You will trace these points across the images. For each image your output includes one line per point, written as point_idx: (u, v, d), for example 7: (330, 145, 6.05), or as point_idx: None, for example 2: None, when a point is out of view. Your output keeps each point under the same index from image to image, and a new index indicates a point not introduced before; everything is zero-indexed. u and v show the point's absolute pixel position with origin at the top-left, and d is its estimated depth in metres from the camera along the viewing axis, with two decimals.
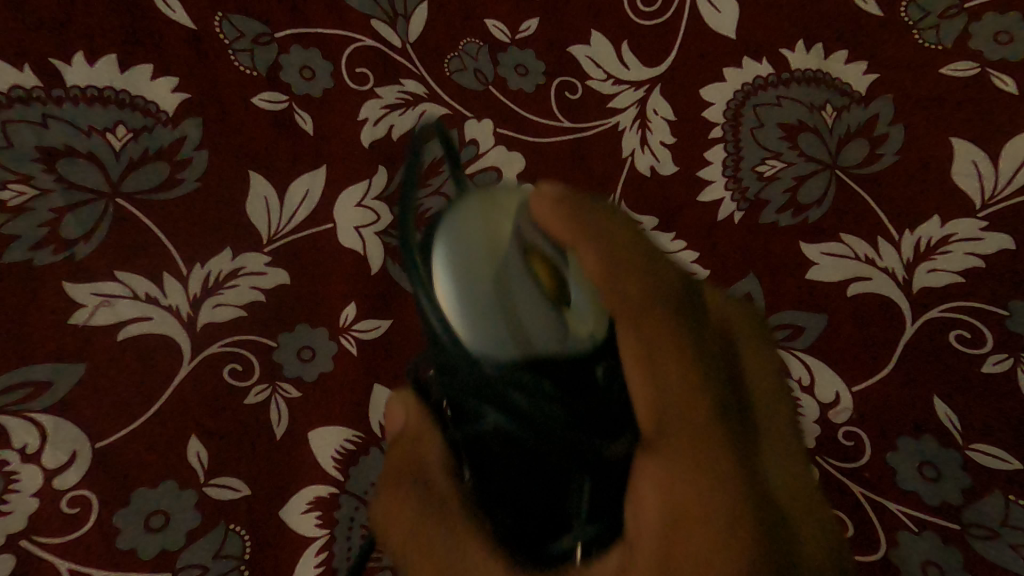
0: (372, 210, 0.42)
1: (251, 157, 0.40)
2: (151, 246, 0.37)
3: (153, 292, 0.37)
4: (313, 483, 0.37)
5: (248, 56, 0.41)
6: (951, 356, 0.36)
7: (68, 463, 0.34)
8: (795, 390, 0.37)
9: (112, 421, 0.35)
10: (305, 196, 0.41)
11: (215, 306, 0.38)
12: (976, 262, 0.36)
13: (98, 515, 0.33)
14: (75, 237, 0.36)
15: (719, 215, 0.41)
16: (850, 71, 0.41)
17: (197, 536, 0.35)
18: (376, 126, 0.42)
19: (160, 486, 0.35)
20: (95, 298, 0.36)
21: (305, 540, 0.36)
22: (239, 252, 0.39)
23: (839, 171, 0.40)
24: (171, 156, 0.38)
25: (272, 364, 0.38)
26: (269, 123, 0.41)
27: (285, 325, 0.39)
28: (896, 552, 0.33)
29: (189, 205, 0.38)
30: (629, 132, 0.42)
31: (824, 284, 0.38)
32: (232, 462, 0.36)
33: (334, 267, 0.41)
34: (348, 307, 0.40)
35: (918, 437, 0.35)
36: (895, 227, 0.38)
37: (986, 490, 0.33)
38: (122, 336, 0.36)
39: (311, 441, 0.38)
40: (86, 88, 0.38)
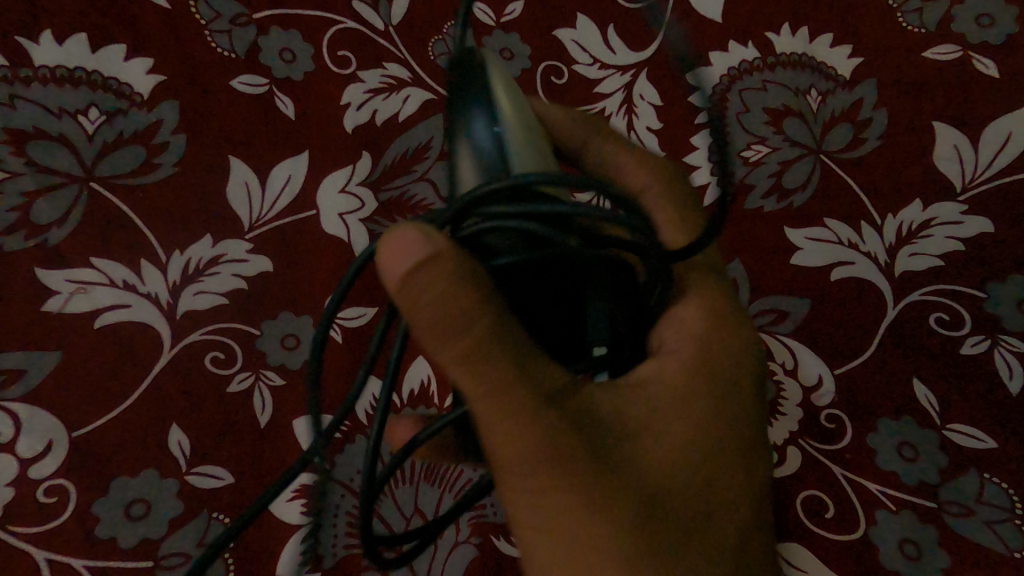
0: (356, 197, 0.41)
1: (231, 142, 0.39)
2: (127, 233, 0.36)
3: (130, 279, 0.36)
4: (297, 471, 0.37)
5: (226, 37, 0.40)
6: (930, 338, 0.36)
7: (45, 452, 0.33)
8: (778, 374, 0.37)
9: (88, 410, 0.34)
10: (287, 182, 0.40)
11: (194, 293, 0.37)
12: (956, 245, 0.37)
13: (75, 505, 0.33)
14: (48, 223, 0.35)
15: (705, 200, 0.40)
16: (835, 55, 0.41)
17: (179, 525, 0.34)
18: (359, 111, 0.42)
19: (141, 475, 0.34)
20: (71, 285, 0.35)
21: (289, 527, 0.36)
22: (219, 239, 0.38)
23: (824, 155, 0.40)
24: (146, 141, 0.38)
25: (254, 352, 0.38)
26: (248, 107, 0.40)
27: (268, 313, 0.39)
28: (874, 530, 0.34)
29: (166, 190, 0.38)
30: (615, 116, 0.41)
31: (808, 269, 0.38)
32: (214, 451, 0.36)
33: (318, 254, 0.40)
34: (332, 295, 0.40)
35: (898, 419, 0.35)
36: (877, 212, 0.38)
37: (961, 469, 0.34)
38: (99, 324, 0.35)
39: (295, 429, 0.37)
40: (55, 69, 0.37)
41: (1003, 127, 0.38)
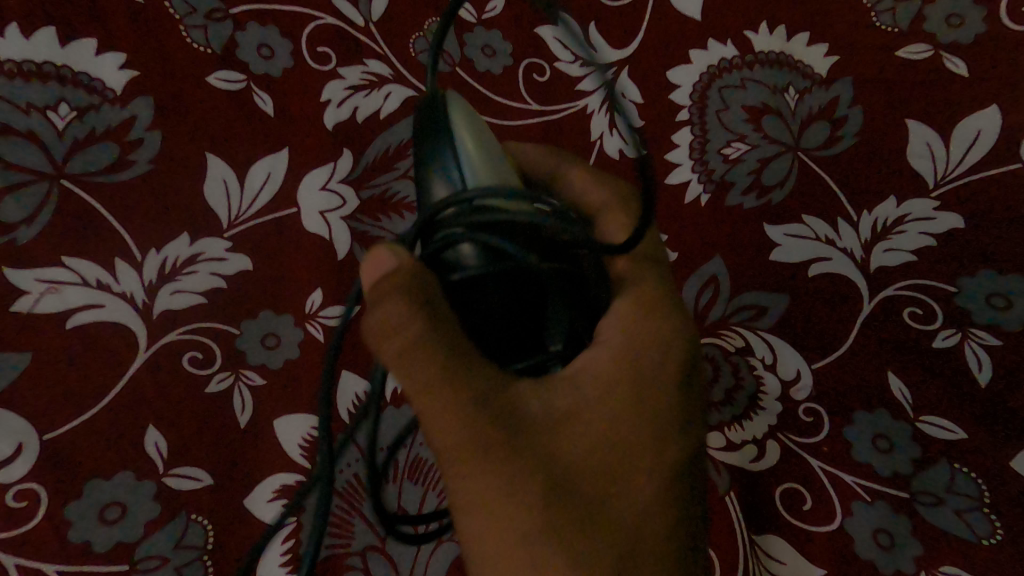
0: (336, 194, 0.41)
1: (208, 139, 0.39)
2: (99, 231, 0.36)
3: (105, 279, 0.36)
4: (279, 471, 0.36)
5: (202, 33, 0.40)
6: (904, 332, 0.37)
7: (14, 456, 0.32)
8: (758, 369, 0.38)
9: (61, 413, 0.33)
10: (266, 179, 0.40)
11: (172, 292, 0.37)
12: (928, 241, 0.37)
13: (48, 509, 0.32)
14: (18, 222, 0.35)
15: (686, 198, 0.41)
16: (812, 54, 0.42)
17: (157, 527, 0.34)
18: (340, 108, 0.41)
19: (116, 477, 0.34)
20: (41, 284, 0.34)
21: (269, 528, 0.35)
22: (197, 237, 0.38)
23: (802, 152, 0.40)
24: (120, 137, 0.37)
25: (233, 351, 0.37)
26: (225, 103, 0.39)
27: (247, 312, 0.38)
28: (849, 520, 0.34)
29: (141, 188, 0.37)
30: (598, 114, 0.42)
31: (787, 265, 0.39)
32: (192, 452, 0.35)
33: (298, 251, 0.40)
34: (313, 293, 0.39)
35: (873, 411, 0.36)
36: (853, 208, 0.39)
37: (933, 459, 0.35)
38: (72, 324, 0.35)
39: (275, 428, 0.37)
40: (23, 64, 0.36)
41: (973, 124, 0.38)
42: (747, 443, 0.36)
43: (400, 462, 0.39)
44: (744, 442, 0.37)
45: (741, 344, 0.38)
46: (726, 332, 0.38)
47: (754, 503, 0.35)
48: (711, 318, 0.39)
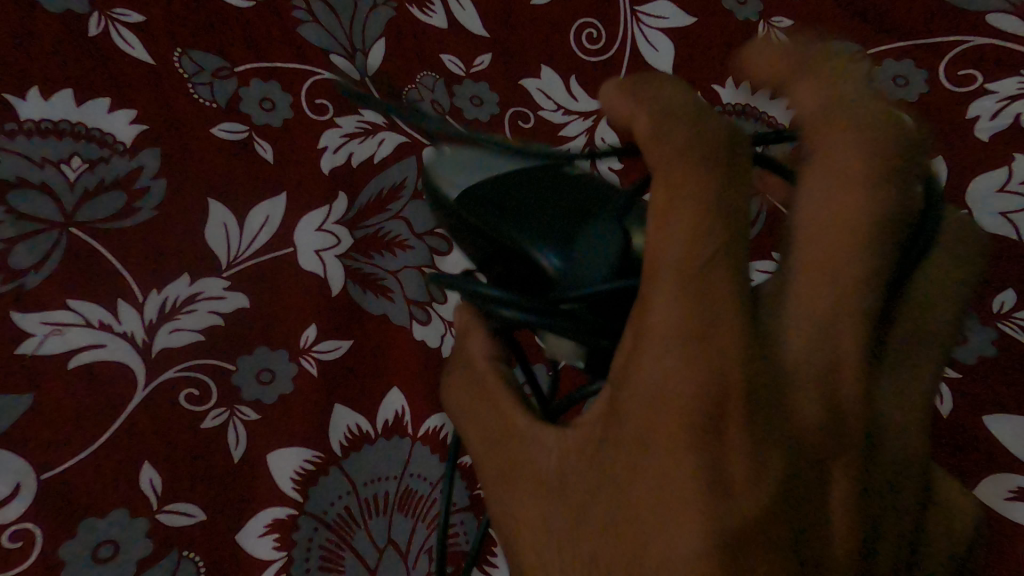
0: (332, 234, 0.44)
1: (212, 186, 0.41)
2: (103, 275, 0.38)
3: (107, 319, 0.37)
4: (271, 505, 0.38)
5: (207, 88, 0.42)
6: None
7: (11, 496, 0.33)
8: None
9: (58, 453, 0.34)
10: (265, 221, 0.42)
11: (171, 331, 0.39)
12: None
13: (44, 549, 0.33)
14: (26, 267, 0.36)
15: None
16: (775, 105, 0.45)
17: (149, 564, 0.35)
18: (335, 153, 0.45)
19: (110, 515, 0.35)
20: (46, 326, 0.36)
21: (260, 563, 0.37)
22: (197, 278, 0.40)
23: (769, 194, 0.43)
24: (127, 186, 0.39)
25: (229, 388, 0.39)
26: (227, 153, 0.42)
27: (243, 348, 0.40)
28: None
29: (146, 232, 0.39)
30: None
31: None
32: (187, 487, 0.36)
33: (296, 290, 0.43)
34: (307, 330, 0.42)
35: None
36: None
37: None
38: (75, 364, 0.36)
39: (268, 462, 0.39)
40: (41, 122, 0.38)
41: None
42: None
43: (390, 495, 0.41)
44: None
45: None
46: None
47: None
48: None
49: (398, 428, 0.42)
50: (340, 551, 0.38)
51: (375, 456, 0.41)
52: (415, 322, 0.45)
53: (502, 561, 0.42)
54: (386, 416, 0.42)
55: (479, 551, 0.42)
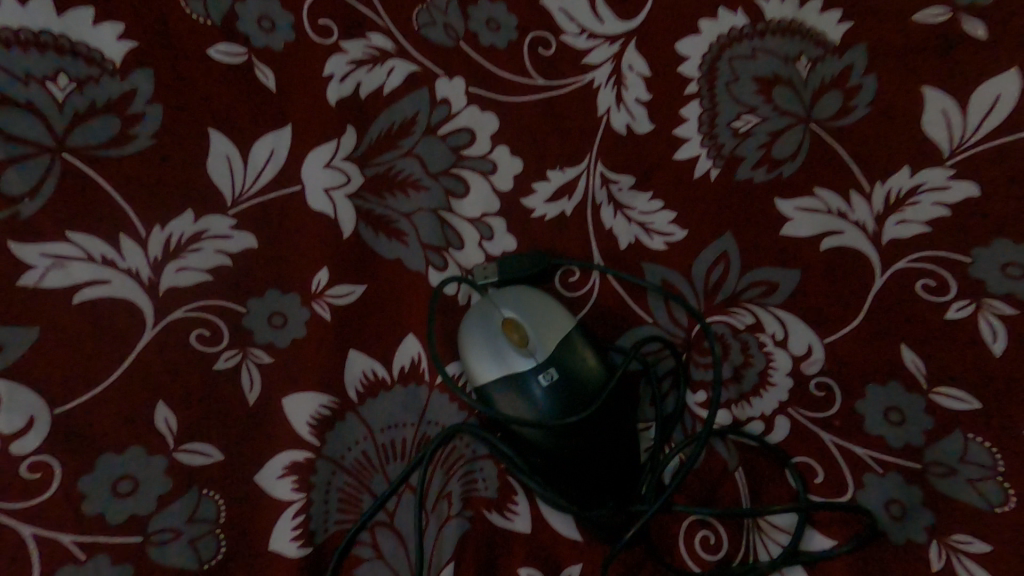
0: (341, 172, 0.42)
1: (212, 113, 0.39)
2: (105, 208, 0.36)
3: (110, 255, 0.36)
4: (288, 448, 0.37)
5: (200, 3, 0.39)
6: (912, 303, 0.38)
7: (26, 429, 0.32)
8: (768, 345, 0.41)
9: (70, 388, 0.33)
10: (270, 155, 0.40)
11: (177, 270, 0.37)
12: (942, 211, 0.37)
13: (62, 482, 0.32)
14: (20, 195, 0.34)
15: (696, 173, 0.43)
16: (824, 21, 0.41)
17: (169, 501, 0.34)
18: (343, 83, 0.42)
19: (128, 452, 0.34)
20: (47, 259, 0.34)
21: (279, 504, 0.36)
22: (201, 215, 0.38)
23: (814, 123, 0.40)
24: (121, 110, 0.37)
25: (242, 331, 0.38)
26: (227, 77, 0.39)
27: (253, 290, 0.39)
28: (860, 491, 0.38)
29: (144, 161, 0.37)
30: (604, 88, 0.44)
31: (799, 238, 0.41)
32: (204, 427, 0.36)
33: (310, 231, 0.41)
34: (319, 273, 0.41)
35: (885, 384, 0.38)
36: (866, 179, 0.39)
37: (947, 430, 0.36)
38: (79, 299, 0.35)
39: (284, 407, 0.38)
40: (20, 32, 0.35)
41: (991, 90, 0.37)
42: (753, 419, 0.41)
43: (408, 441, 0.40)
44: (749, 418, 0.41)
45: (750, 320, 0.42)
46: (734, 308, 0.43)
47: (751, 469, 0.40)
48: (720, 296, 0.43)
49: (414, 374, 0.41)
50: (359, 494, 0.38)
51: (393, 401, 0.40)
52: (431, 268, 0.43)
53: (524, 508, 0.41)
54: (402, 362, 0.41)
55: (499, 497, 0.41)
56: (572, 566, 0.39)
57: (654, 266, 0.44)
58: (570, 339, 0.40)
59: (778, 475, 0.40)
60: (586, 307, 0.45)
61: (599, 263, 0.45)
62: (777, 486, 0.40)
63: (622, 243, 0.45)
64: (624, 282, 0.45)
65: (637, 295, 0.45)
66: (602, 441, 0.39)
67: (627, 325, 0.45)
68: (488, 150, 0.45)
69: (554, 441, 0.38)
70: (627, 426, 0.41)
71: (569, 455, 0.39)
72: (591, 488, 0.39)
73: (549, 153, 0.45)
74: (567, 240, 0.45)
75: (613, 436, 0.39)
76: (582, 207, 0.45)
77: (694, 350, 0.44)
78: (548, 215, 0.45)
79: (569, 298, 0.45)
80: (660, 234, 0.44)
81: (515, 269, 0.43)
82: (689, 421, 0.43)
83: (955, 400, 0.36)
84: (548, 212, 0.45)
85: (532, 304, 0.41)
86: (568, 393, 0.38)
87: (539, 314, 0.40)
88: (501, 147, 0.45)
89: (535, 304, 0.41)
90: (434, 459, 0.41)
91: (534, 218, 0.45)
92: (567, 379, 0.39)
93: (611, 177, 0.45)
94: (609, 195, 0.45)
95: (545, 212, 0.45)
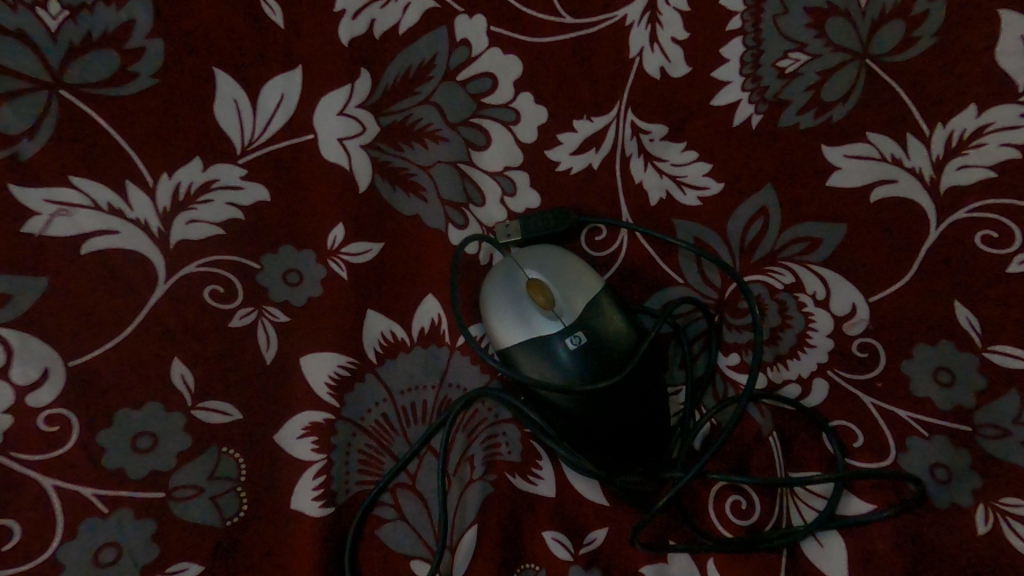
0: (356, 120, 0.39)
1: (217, 51, 0.36)
2: (109, 153, 0.34)
3: (118, 204, 0.34)
4: (307, 408, 0.36)
5: None
6: (970, 257, 0.35)
7: (40, 381, 0.31)
8: (807, 306, 0.39)
9: (82, 340, 0.32)
10: (281, 100, 0.38)
11: (187, 222, 0.35)
12: (1010, 154, 0.34)
13: (79, 436, 0.31)
14: (18, 133, 0.32)
15: (735, 120, 0.40)
16: None
17: (189, 458, 0.33)
18: (355, 20, 0.39)
19: (145, 408, 0.33)
20: (50, 205, 0.32)
21: (300, 464, 0.35)
22: (210, 163, 0.36)
23: (870, 59, 0.37)
24: (119, 44, 0.34)
25: (256, 287, 0.36)
26: (232, 10, 0.36)
27: (267, 246, 0.37)
28: (904, 456, 0.36)
29: (147, 102, 0.34)
30: (637, 27, 0.41)
31: (847, 189, 0.38)
32: (221, 384, 0.34)
33: (325, 184, 0.39)
34: (335, 229, 0.39)
35: (935, 344, 0.36)
36: (925, 122, 0.36)
37: (1002, 391, 0.34)
38: (87, 250, 0.33)
39: (302, 366, 0.36)
40: None
41: None
42: (790, 382, 0.39)
43: (429, 403, 0.38)
44: (785, 381, 0.40)
45: (789, 280, 0.40)
46: (772, 267, 0.40)
47: (787, 434, 0.39)
48: (757, 254, 0.41)
49: (435, 335, 0.40)
50: (380, 456, 0.37)
51: (413, 363, 0.39)
52: (451, 226, 0.41)
53: (548, 473, 0.40)
54: (422, 323, 0.40)
55: (523, 462, 0.40)
56: (598, 530, 0.38)
57: (686, 223, 0.42)
58: (598, 299, 0.38)
59: (815, 441, 0.38)
60: (613, 267, 0.43)
61: (627, 220, 0.43)
62: (815, 451, 0.38)
63: (653, 199, 0.42)
64: (654, 241, 0.43)
65: (667, 255, 0.42)
66: (633, 404, 0.37)
67: (656, 285, 0.43)
68: (511, 97, 0.42)
69: (582, 405, 0.36)
70: (657, 391, 0.39)
71: (598, 420, 0.37)
72: (620, 453, 0.38)
73: (576, 101, 0.42)
74: (595, 195, 0.43)
75: (645, 398, 0.38)
76: (611, 159, 0.42)
77: (728, 312, 0.41)
78: (574, 168, 0.43)
79: (596, 258, 0.43)
80: (694, 189, 0.42)
81: (539, 225, 0.41)
82: (722, 385, 0.41)
83: (1013, 358, 0.34)
84: (575, 165, 0.43)
85: (558, 263, 0.39)
86: (598, 355, 0.36)
87: (565, 273, 0.38)
88: (524, 94, 0.42)
89: (561, 264, 0.39)
90: (456, 422, 0.40)
91: (559, 172, 0.43)
92: (596, 340, 0.37)
93: (642, 127, 0.42)
94: (640, 146, 0.42)
95: (571, 165, 0.43)
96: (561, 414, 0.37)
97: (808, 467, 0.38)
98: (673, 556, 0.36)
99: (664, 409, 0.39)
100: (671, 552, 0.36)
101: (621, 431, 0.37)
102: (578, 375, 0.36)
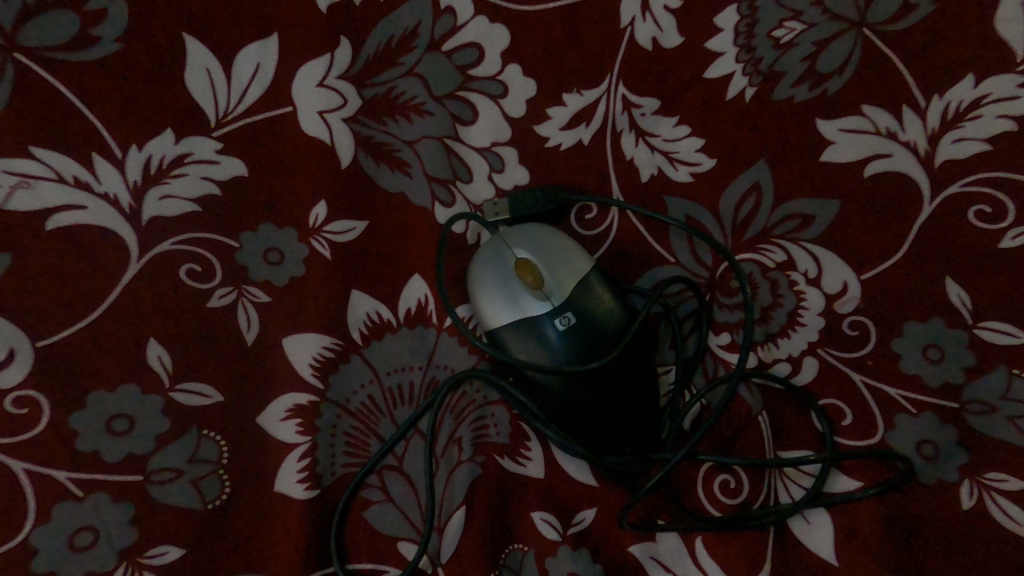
0: (336, 92, 0.38)
1: (186, 16, 0.34)
2: (73, 124, 0.32)
3: (85, 178, 0.32)
4: (290, 390, 0.35)
5: None
6: (963, 232, 0.35)
7: (6, 362, 0.30)
8: (799, 284, 0.39)
9: (50, 319, 0.31)
10: (256, 70, 0.36)
11: (160, 198, 0.34)
12: (1007, 126, 0.33)
13: (51, 418, 0.30)
14: None
15: (729, 93, 0.39)
16: None
17: (168, 440, 0.32)
18: None
19: (120, 390, 0.32)
20: (11, 178, 0.31)
21: (283, 446, 0.34)
22: (183, 136, 0.34)
23: (868, 29, 0.36)
24: (78, 7, 0.32)
25: (235, 266, 0.35)
26: None
27: (245, 224, 0.36)
28: (892, 433, 0.36)
29: (111, 68, 0.33)
30: None
31: (841, 164, 0.37)
32: (199, 365, 0.33)
33: (304, 159, 0.37)
34: (317, 207, 0.37)
35: (926, 321, 0.36)
36: (922, 94, 0.35)
37: (991, 367, 0.34)
38: (53, 226, 0.31)
39: (284, 347, 0.35)
40: None
41: None
42: (780, 361, 0.39)
43: (416, 384, 0.38)
44: (776, 360, 0.39)
45: (781, 258, 0.39)
46: (764, 245, 0.40)
47: (777, 413, 0.38)
48: (749, 232, 0.40)
49: (421, 315, 0.39)
50: (366, 438, 0.36)
51: (399, 344, 0.38)
52: (437, 203, 0.40)
53: (537, 454, 0.39)
54: (408, 303, 0.39)
55: (511, 443, 0.40)
56: (586, 510, 0.38)
57: (677, 201, 0.41)
58: (587, 278, 0.37)
59: (804, 419, 0.38)
60: (603, 247, 0.42)
61: (618, 198, 0.42)
62: (804, 430, 0.38)
63: (644, 175, 0.41)
64: (645, 219, 0.42)
65: (658, 233, 0.42)
66: (623, 385, 0.37)
67: (647, 265, 0.42)
68: (498, 69, 0.40)
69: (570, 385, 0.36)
70: (647, 371, 0.38)
71: (586, 400, 0.36)
72: (608, 434, 0.37)
73: (565, 73, 0.41)
74: (585, 172, 0.42)
75: (635, 378, 0.37)
76: (601, 134, 0.41)
77: (719, 291, 0.41)
78: (564, 143, 0.41)
79: (586, 237, 0.42)
80: (686, 164, 0.40)
81: (527, 202, 0.40)
82: (712, 365, 0.41)
83: (1003, 334, 0.34)
84: (564, 140, 0.41)
85: (547, 242, 0.38)
86: (587, 336, 0.36)
87: (554, 252, 0.37)
88: (512, 65, 0.40)
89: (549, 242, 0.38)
90: (443, 404, 0.39)
91: (548, 147, 0.41)
92: (585, 320, 0.36)
93: (634, 100, 0.41)
94: (631, 121, 0.41)
95: (561, 140, 0.41)
96: (549, 393, 0.36)
97: (796, 445, 0.38)
98: (661, 535, 0.36)
99: (654, 389, 0.38)
100: (660, 531, 0.36)
101: (610, 412, 0.36)
102: (566, 355, 0.35)
